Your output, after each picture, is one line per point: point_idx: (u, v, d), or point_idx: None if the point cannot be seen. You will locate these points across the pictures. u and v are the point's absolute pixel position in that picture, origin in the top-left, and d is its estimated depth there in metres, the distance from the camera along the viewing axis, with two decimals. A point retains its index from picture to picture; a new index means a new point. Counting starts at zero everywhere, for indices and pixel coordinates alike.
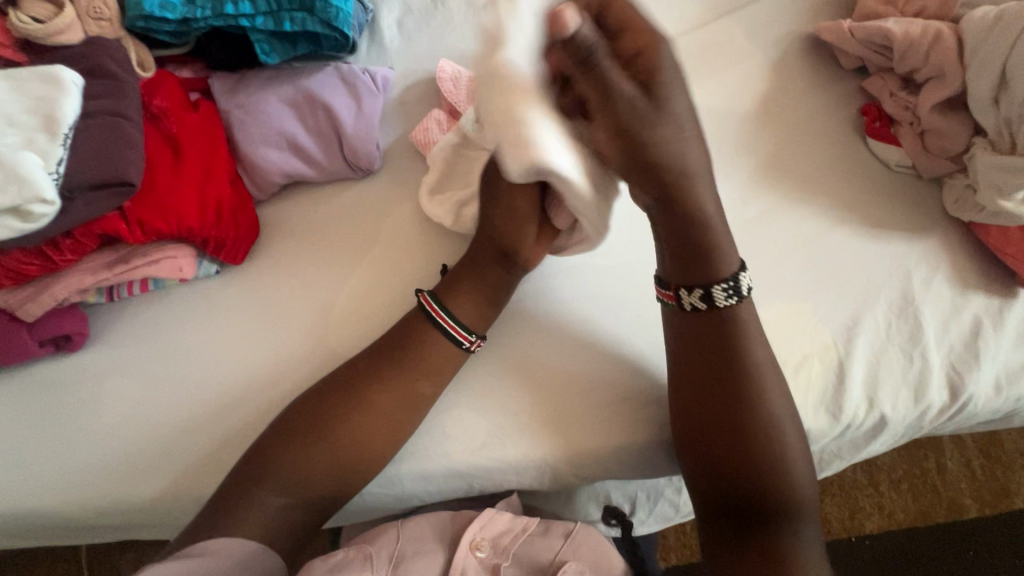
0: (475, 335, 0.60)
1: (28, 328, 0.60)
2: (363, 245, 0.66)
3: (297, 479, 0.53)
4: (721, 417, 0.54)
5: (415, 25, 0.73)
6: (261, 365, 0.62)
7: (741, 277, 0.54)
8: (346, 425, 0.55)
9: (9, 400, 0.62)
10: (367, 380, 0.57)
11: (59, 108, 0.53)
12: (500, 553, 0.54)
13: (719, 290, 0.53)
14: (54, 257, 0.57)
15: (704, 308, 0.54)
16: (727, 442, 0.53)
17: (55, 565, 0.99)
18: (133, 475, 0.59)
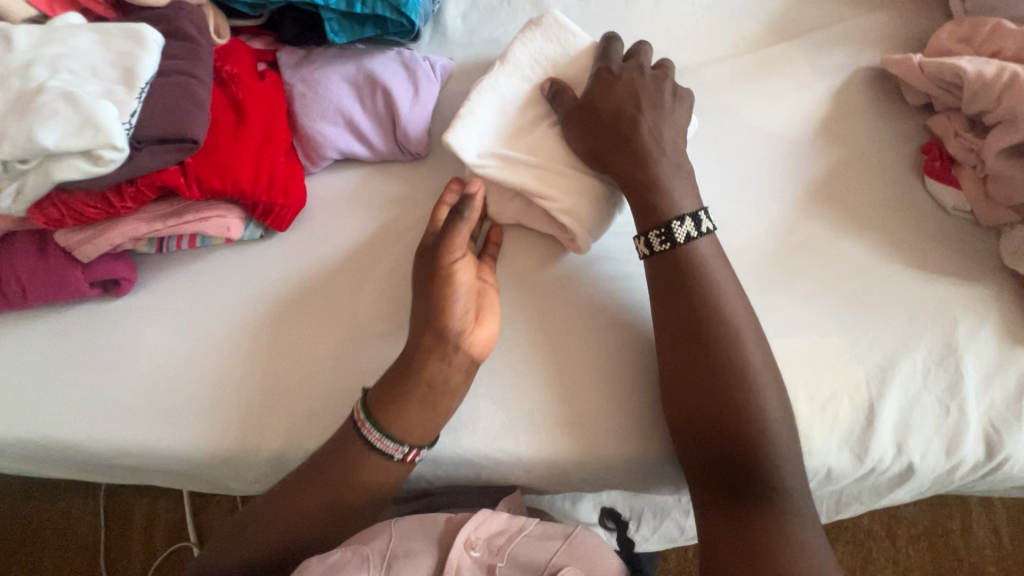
0: (407, 446, 0.56)
1: (81, 268, 0.64)
2: (388, 242, 0.67)
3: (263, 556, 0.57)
4: (723, 444, 0.53)
5: (480, 19, 0.74)
6: (284, 338, 0.64)
7: (676, 225, 0.57)
8: (342, 453, 0.55)
9: (57, 335, 0.65)
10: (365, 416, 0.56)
11: (138, 62, 0.56)
12: (495, 554, 0.54)
13: (653, 236, 0.58)
14: (115, 204, 0.59)
15: (649, 255, 0.59)
16: (738, 470, 0.52)
17: (74, 500, 1.04)
18: (156, 424, 0.62)
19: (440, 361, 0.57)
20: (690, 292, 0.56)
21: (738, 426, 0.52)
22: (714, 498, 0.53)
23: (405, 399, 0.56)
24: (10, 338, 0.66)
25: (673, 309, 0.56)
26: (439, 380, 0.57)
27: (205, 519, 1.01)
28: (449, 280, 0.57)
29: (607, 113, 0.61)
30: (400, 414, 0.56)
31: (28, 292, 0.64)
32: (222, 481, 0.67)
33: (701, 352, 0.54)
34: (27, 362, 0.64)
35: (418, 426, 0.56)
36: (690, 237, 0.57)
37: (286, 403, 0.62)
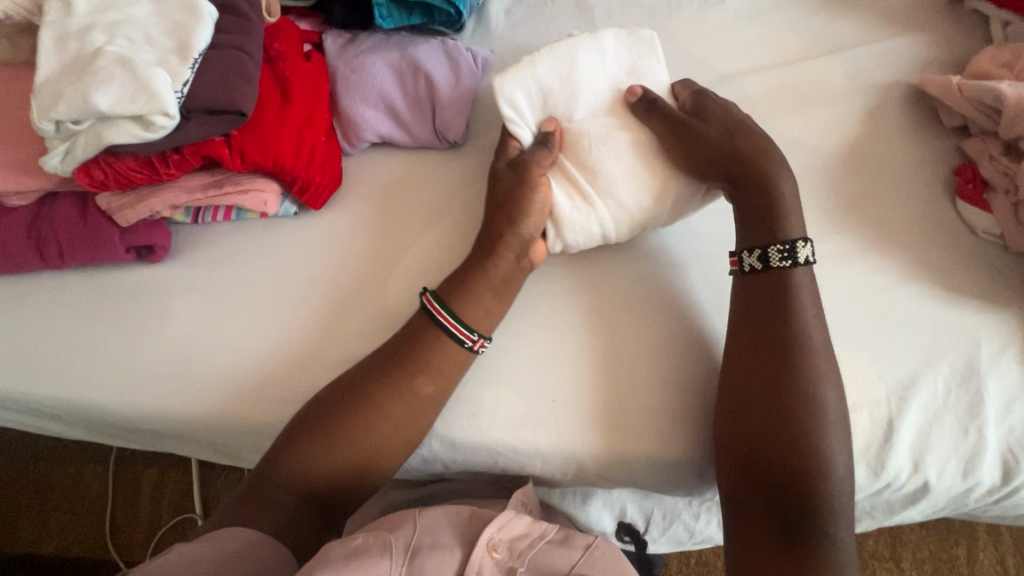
0: (476, 334, 0.59)
1: (120, 233, 0.65)
2: (416, 225, 0.68)
3: (318, 470, 0.56)
4: (767, 456, 0.54)
5: (523, 15, 0.75)
6: (309, 312, 0.65)
7: (800, 244, 0.57)
8: (365, 420, 0.56)
9: (90, 298, 0.67)
10: (390, 382, 0.57)
11: (192, 34, 0.58)
12: (516, 557, 0.54)
13: (775, 251, 0.57)
14: (160, 170, 0.61)
15: (761, 270, 0.58)
16: (783, 476, 0.53)
17: (83, 466, 1.05)
18: (180, 390, 0.63)
19: (510, 258, 0.61)
20: (768, 306, 0.57)
21: (790, 438, 0.53)
22: (747, 504, 0.54)
23: (475, 286, 0.60)
24: (45, 298, 0.67)
25: (744, 324, 0.58)
26: (502, 280, 0.61)
27: (212, 493, 1.02)
28: (534, 180, 0.62)
29: (719, 155, 0.61)
30: (467, 304, 0.60)
31: (66, 253, 0.66)
32: (240, 453, 0.68)
33: (759, 358, 0.56)
34: (60, 323, 0.66)
35: (485, 316, 0.60)
36: (810, 260, 0.58)
37: (310, 380, 0.62)
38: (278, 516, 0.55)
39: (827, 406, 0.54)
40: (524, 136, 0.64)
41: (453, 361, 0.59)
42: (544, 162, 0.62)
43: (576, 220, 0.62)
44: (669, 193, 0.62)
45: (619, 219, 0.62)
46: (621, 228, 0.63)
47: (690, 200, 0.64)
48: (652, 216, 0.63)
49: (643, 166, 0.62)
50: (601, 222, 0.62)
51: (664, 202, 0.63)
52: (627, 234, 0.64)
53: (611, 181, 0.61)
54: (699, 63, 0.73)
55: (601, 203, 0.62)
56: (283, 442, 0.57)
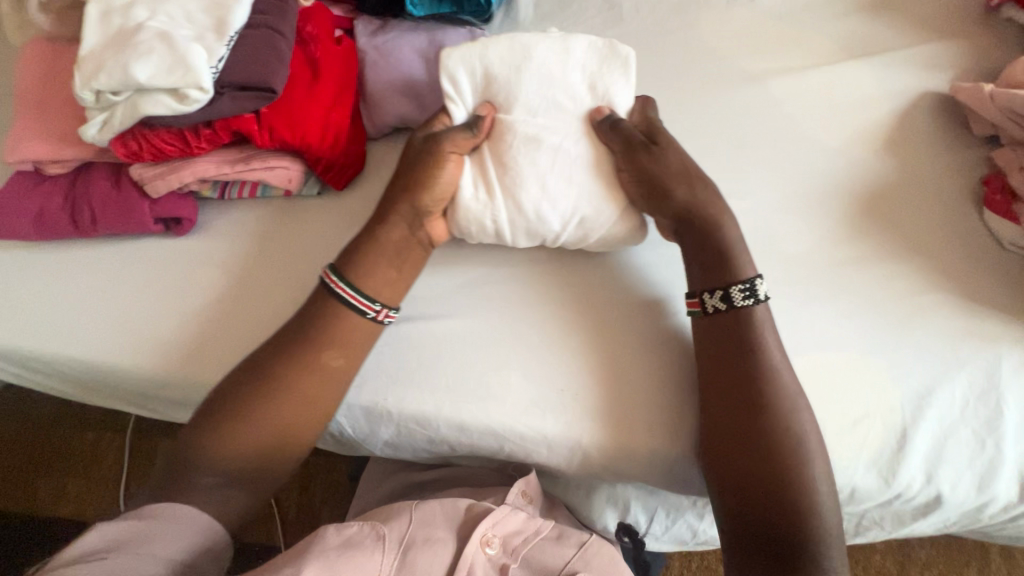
0: (379, 305, 0.61)
1: (150, 204, 0.67)
2: (321, 206, 0.70)
3: (244, 447, 0.56)
4: (753, 462, 0.54)
5: (551, 7, 0.75)
6: (217, 293, 0.67)
7: (760, 282, 0.58)
8: (279, 395, 0.58)
9: (117, 266, 0.69)
10: (304, 358, 0.59)
11: (230, 13, 0.59)
12: (510, 553, 0.56)
13: (737, 291, 0.57)
14: (191, 142, 0.62)
15: (723, 310, 0.58)
16: (764, 473, 0.53)
17: (101, 433, 1.08)
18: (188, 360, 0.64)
19: (404, 230, 0.62)
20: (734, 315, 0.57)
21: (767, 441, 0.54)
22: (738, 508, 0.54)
23: (378, 260, 0.61)
24: (75, 264, 0.69)
25: (707, 331, 0.58)
26: (402, 256, 0.62)
27: None
28: (440, 156, 0.61)
29: (660, 181, 0.61)
30: (372, 276, 0.61)
31: (99, 221, 0.68)
32: None
33: (737, 359, 0.56)
34: (89, 288, 0.68)
35: (387, 287, 0.62)
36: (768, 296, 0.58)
37: None
38: (209, 489, 0.56)
39: (801, 410, 0.55)
40: (457, 115, 0.64)
41: (355, 330, 0.60)
42: (459, 142, 0.62)
43: (472, 210, 0.62)
44: (573, 209, 0.62)
45: (515, 221, 0.62)
46: (517, 232, 0.63)
47: (601, 215, 0.62)
48: (550, 228, 0.62)
49: (554, 181, 0.61)
50: (496, 219, 0.62)
51: (568, 219, 0.62)
52: (525, 240, 0.64)
53: (516, 184, 0.61)
54: (726, 61, 0.72)
55: (501, 201, 0.61)
56: (207, 416, 0.58)
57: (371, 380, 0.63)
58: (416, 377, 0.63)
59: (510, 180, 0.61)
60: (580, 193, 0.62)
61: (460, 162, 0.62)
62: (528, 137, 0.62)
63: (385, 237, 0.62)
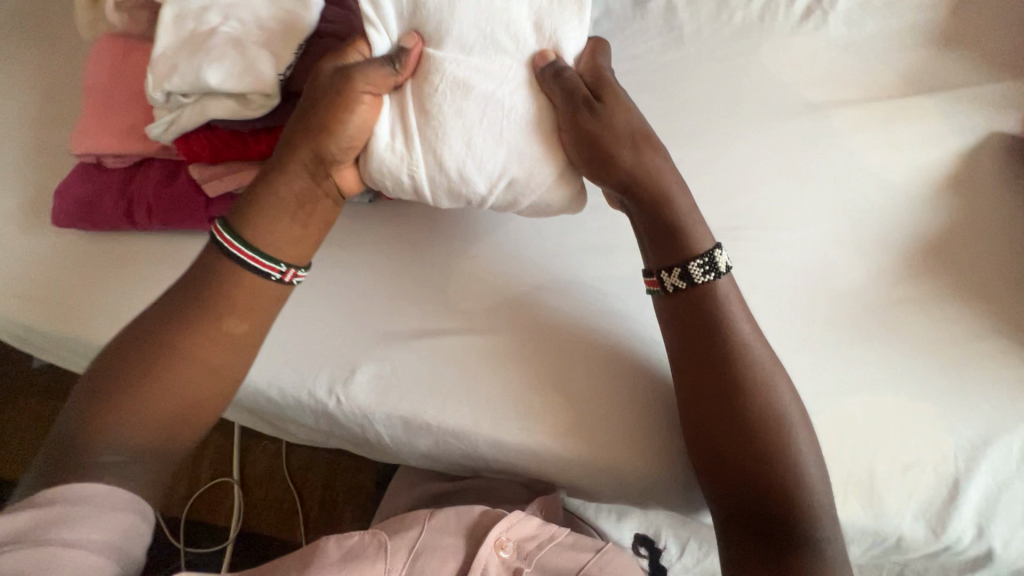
0: (284, 264, 0.54)
1: (205, 202, 0.68)
2: None
3: (141, 426, 0.50)
4: (748, 475, 0.52)
5: (611, 27, 0.74)
6: (120, 263, 0.72)
7: (719, 254, 0.55)
8: (183, 359, 0.51)
9: (173, 261, 0.71)
10: (203, 317, 0.52)
11: (301, 23, 0.60)
12: (523, 558, 0.56)
13: (696, 266, 0.54)
14: (251, 144, 0.62)
15: (684, 288, 0.55)
16: (751, 456, 0.52)
17: None
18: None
19: (307, 180, 0.55)
20: (710, 318, 0.54)
21: (760, 460, 0.51)
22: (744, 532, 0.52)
23: (277, 214, 0.54)
24: (132, 255, 0.72)
25: (683, 339, 0.55)
26: (306, 210, 0.55)
27: (250, 458, 1.06)
28: (352, 96, 0.52)
29: (604, 148, 0.54)
30: (272, 232, 0.54)
31: (154, 216, 0.70)
32: (286, 422, 0.72)
33: (711, 340, 0.54)
34: (144, 282, 0.70)
35: (290, 243, 0.55)
36: (730, 265, 0.55)
37: (366, 361, 0.65)
38: (111, 468, 0.49)
39: (789, 415, 0.53)
40: (378, 45, 0.56)
41: (258, 296, 0.54)
42: (377, 80, 0.53)
43: (386, 163, 0.54)
44: (502, 170, 0.55)
45: (434, 178, 0.55)
46: (437, 193, 0.56)
47: (533, 178, 0.56)
48: (474, 190, 0.56)
49: (481, 137, 0.54)
50: (413, 175, 0.55)
51: (494, 181, 0.56)
52: (445, 201, 0.57)
53: (439, 136, 0.54)
54: (787, 89, 0.71)
55: (420, 154, 0.54)
56: (97, 387, 0.51)
57: (408, 391, 0.64)
58: (439, 385, 0.63)
59: (433, 131, 0.54)
60: (510, 153, 0.55)
61: (378, 103, 0.54)
62: (455, 81, 0.54)
63: (290, 188, 0.54)
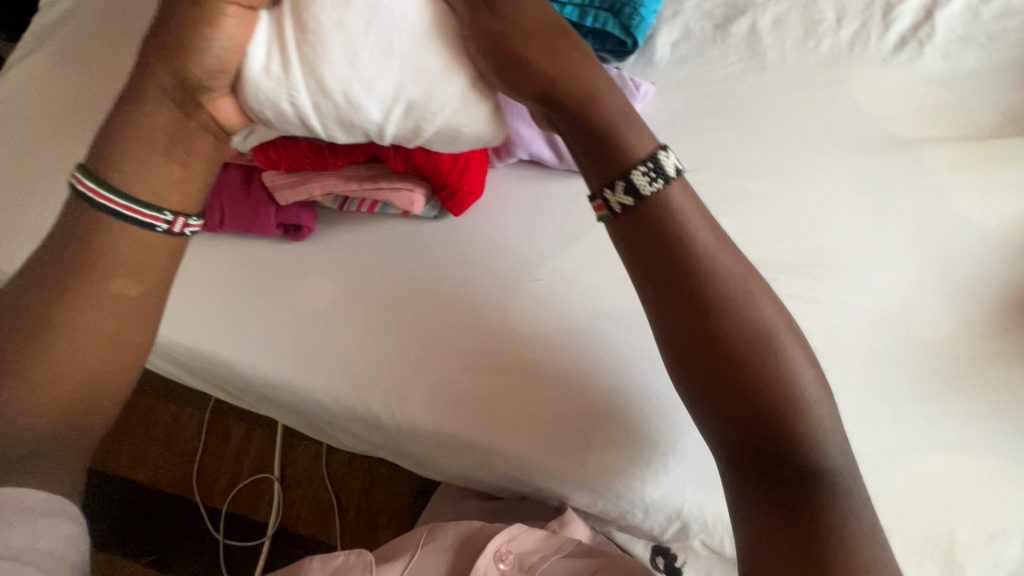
0: (167, 213, 0.47)
1: (276, 209, 0.70)
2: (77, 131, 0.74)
3: (37, 403, 0.44)
4: (754, 421, 0.41)
5: (691, 50, 0.72)
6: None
7: (666, 157, 0.44)
8: (68, 325, 0.45)
9: (238, 263, 0.73)
10: (85, 277, 0.45)
11: None
12: (523, 568, 0.58)
13: (640, 175, 0.43)
14: (327, 158, 0.63)
15: (632, 206, 0.43)
16: (750, 398, 0.41)
17: (184, 406, 1.12)
18: (256, 343, 0.69)
19: (177, 114, 0.47)
20: (676, 238, 0.42)
21: (765, 403, 0.41)
22: (763, 495, 0.42)
23: (145, 152, 0.46)
24: (200, 255, 0.73)
25: (648, 264, 0.43)
26: (182, 145, 0.48)
27: (291, 457, 1.07)
28: (215, 6, 0.44)
29: (512, 52, 0.44)
30: (145, 169, 0.46)
31: (226, 220, 0.71)
32: (335, 430, 0.73)
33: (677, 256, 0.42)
34: (210, 283, 0.72)
35: (171, 187, 0.48)
36: (680, 170, 0.44)
37: (422, 379, 0.65)
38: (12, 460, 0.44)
39: (777, 330, 0.42)
40: None
41: (144, 250, 0.47)
42: None
43: (262, 87, 0.46)
44: (396, 92, 0.47)
45: (320, 107, 0.47)
46: (328, 124, 0.48)
47: (438, 97, 0.47)
48: (367, 117, 0.48)
49: (367, 53, 0.46)
50: (296, 104, 0.46)
51: (388, 105, 0.48)
52: (341, 134, 0.50)
53: (319, 52, 0.45)
54: (875, 123, 0.67)
55: (299, 77, 0.46)
56: None
57: (466, 412, 0.63)
58: (497, 408, 0.63)
59: (311, 49, 0.45)
60: (402, 69, 0.47)
61: (252, 18, 0.46)
62: None
63: (155, 122, 0.46)
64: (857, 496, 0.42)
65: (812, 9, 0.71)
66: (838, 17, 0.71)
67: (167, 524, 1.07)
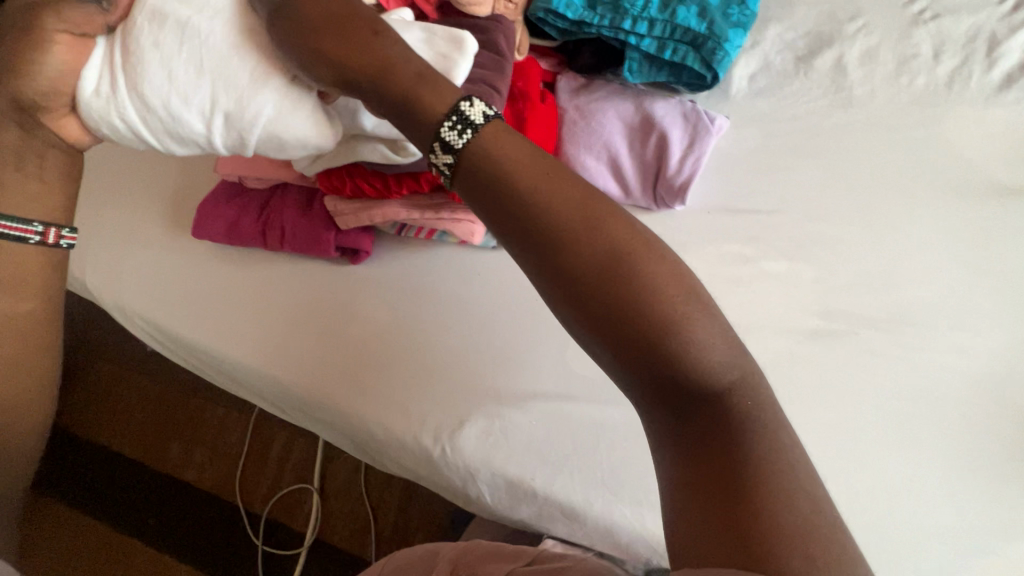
0: (41, 226, 0.48)
1: (336, 233, 0.69)
2: None
3: None
4: (656, 377, 0.34)
5: (769, 83, 0.68)
6: None
7: (470, 104, 0.38)
8: None
9: (296, 284, 0.73)
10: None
11: (455, 69, 0.54)
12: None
13: (446, 130, 0.38)
14: (391, 188, 0.62)
15: (454, 164, 0.38)
16: (633, 351, 0.34)
17: (231, 411, 1.15)
18: (238, 343, 0.72)
19: (15, 129, 0.45)
20: (508, 180, 0.36)
21: (648, 351, 0.34)
22: (672, 449, 0.36)
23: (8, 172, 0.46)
24: (260, 273, 0.74)
25: (494, 204, 0.37)
26: (25, 161, 0.46)
27: (331, 469, 1.08)
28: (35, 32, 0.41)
29: (306, 35, 0.42)
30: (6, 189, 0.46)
31: (286, 240, 0.72)
32: (375, 453, 0.71)
33: (529, 194, 0.36)
34: (266, 304, 0.73)
35: (33, 200, 0.48)
36: (492, 115, 0.38)
37: (471, 410, 0.64)
38: None
39: (640, 263, 0.34)
40: None
41: (22, 263, 0.49)
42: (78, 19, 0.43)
43: (95, 109, 0.45)
44: (213, 101, 0.46)
45: (147, 122, 0.46)
46: (162, 139, 0.47)
47: (256, 101, 0.46)
48: (192, 129, 0.46)
49: (184, 66, 0.45)
50: (126, 120, 0.45)
51: (212, 109, 0.46)
52: (180, 147, 0.48)
53: (140, 70, 0.44)
54: (973, 168, 0.62)
55: (124, 96, 0.45)
56: None
57: (517, 453, 0.61)
58: (541, 445, 0.61)
59: (132, 68, 0.44)
60: (216, 80, 0.45)
61: (83, 45, 0.44)
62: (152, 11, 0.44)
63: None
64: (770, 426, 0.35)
65: (906, 42, 0.67)
66: (935, 52, 0.66)
67: (208, 526, 1.08)
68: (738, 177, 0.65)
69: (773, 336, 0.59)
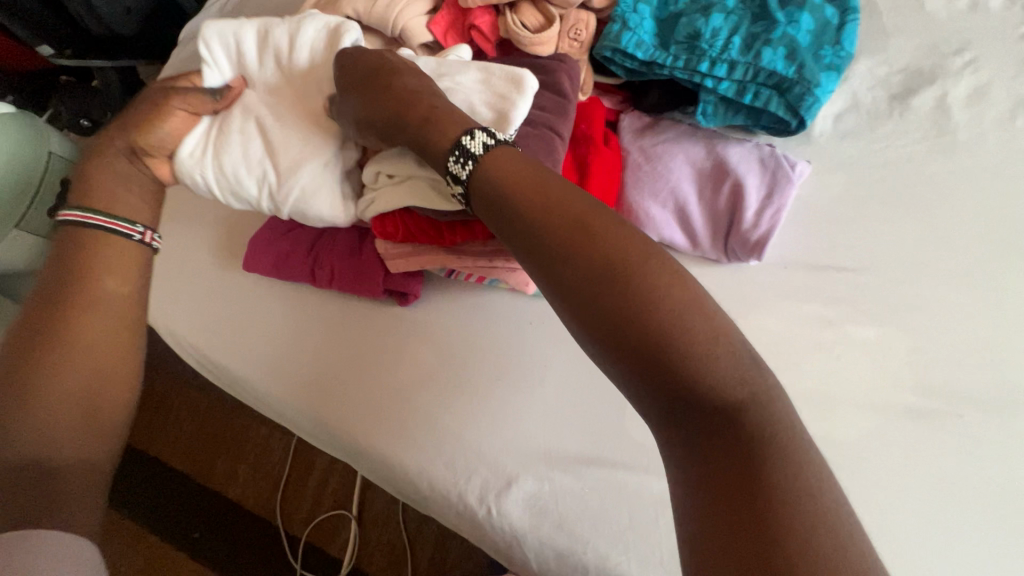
0: (144, 226, 0.54)
1: (385, 275, 0.67)
2: None
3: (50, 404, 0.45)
4: (663, 388, 0.35)
5: (859, 124, 0.62)
6: None
7: (474, 138, 0.45)
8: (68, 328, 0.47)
9: (342, 325, 0.71)
10: (80, 289, 0.49)
11: (514, 109, 0.51)
12: None
13: (453, 164, 0.44)
14: (443, 235, 0.59)
15: (464, 192, 0.45)
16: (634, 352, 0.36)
17: (275, 431, 1.16)
18: (267, 359, 0.72)
19: (125, 160, 0.55)
20: (508, 197, 0.42)
21: (646, 352, 0.35)
22: (691, 471, 0.36)
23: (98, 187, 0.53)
24: (307, 311, 0.73)
25: (504, 221, 0.42)
26: (122, 179, 0.55)
27: (370, 497, 1.07)
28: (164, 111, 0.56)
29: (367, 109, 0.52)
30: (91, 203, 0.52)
31: (335, 279, 0.70)
32: (411, 496, 0.68)
33: (534, 207, 0.40)
34: (311, 345, 0.71)
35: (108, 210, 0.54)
36: (491, 145, 0.44)
37: (517, 468, 0.60)
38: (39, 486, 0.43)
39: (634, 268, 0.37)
40: (209, 78, 0.60)
41: (122, 257, 0.52)
42: (192, 103, 0.57)
43: (188, 168, 0.58)
44: (269, 172, 0.58)
45: (219, 182, 0.58)
46: (223, 195, 0.59)
47: (296, 178, 0.57)
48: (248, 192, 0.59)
49: (256, 145, 0.58)
50: (204, 179, 0.58)
51: (266, 180, 0.58)
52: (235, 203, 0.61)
53: (224, 147, 0.58)
54: None
55: (208, 161, 0.58)
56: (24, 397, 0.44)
57: (568, 520, 0.58)
58: (590, 509, 0.57)
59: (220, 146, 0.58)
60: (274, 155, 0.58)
61: (193, 120, 0.58)
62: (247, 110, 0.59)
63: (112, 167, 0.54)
64: (809, 464, 0.34)
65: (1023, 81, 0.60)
66: None
67: (247, 543, 1.10)
68: (821, 228, 0.59)
69: (859, 412, 0.53)
